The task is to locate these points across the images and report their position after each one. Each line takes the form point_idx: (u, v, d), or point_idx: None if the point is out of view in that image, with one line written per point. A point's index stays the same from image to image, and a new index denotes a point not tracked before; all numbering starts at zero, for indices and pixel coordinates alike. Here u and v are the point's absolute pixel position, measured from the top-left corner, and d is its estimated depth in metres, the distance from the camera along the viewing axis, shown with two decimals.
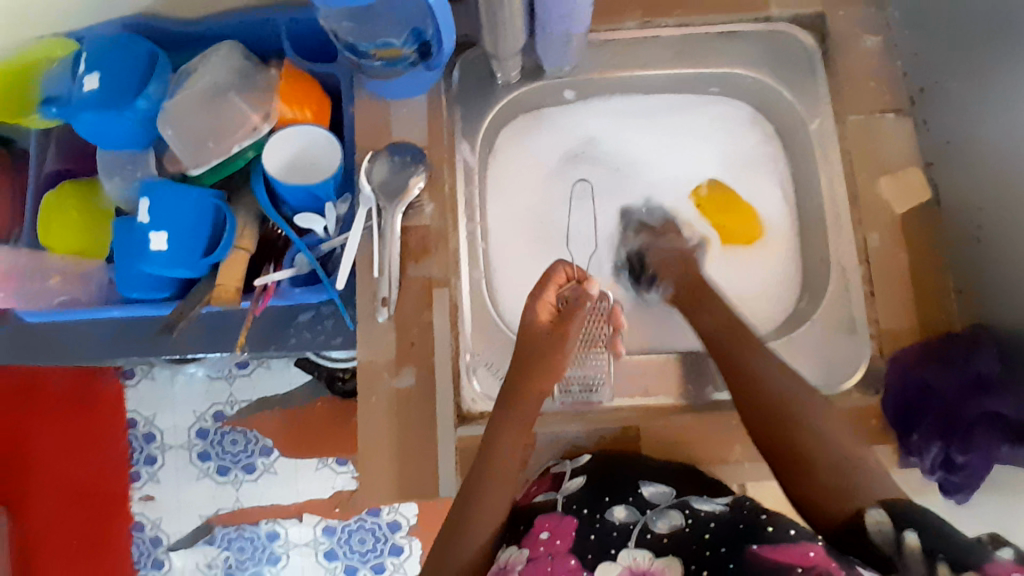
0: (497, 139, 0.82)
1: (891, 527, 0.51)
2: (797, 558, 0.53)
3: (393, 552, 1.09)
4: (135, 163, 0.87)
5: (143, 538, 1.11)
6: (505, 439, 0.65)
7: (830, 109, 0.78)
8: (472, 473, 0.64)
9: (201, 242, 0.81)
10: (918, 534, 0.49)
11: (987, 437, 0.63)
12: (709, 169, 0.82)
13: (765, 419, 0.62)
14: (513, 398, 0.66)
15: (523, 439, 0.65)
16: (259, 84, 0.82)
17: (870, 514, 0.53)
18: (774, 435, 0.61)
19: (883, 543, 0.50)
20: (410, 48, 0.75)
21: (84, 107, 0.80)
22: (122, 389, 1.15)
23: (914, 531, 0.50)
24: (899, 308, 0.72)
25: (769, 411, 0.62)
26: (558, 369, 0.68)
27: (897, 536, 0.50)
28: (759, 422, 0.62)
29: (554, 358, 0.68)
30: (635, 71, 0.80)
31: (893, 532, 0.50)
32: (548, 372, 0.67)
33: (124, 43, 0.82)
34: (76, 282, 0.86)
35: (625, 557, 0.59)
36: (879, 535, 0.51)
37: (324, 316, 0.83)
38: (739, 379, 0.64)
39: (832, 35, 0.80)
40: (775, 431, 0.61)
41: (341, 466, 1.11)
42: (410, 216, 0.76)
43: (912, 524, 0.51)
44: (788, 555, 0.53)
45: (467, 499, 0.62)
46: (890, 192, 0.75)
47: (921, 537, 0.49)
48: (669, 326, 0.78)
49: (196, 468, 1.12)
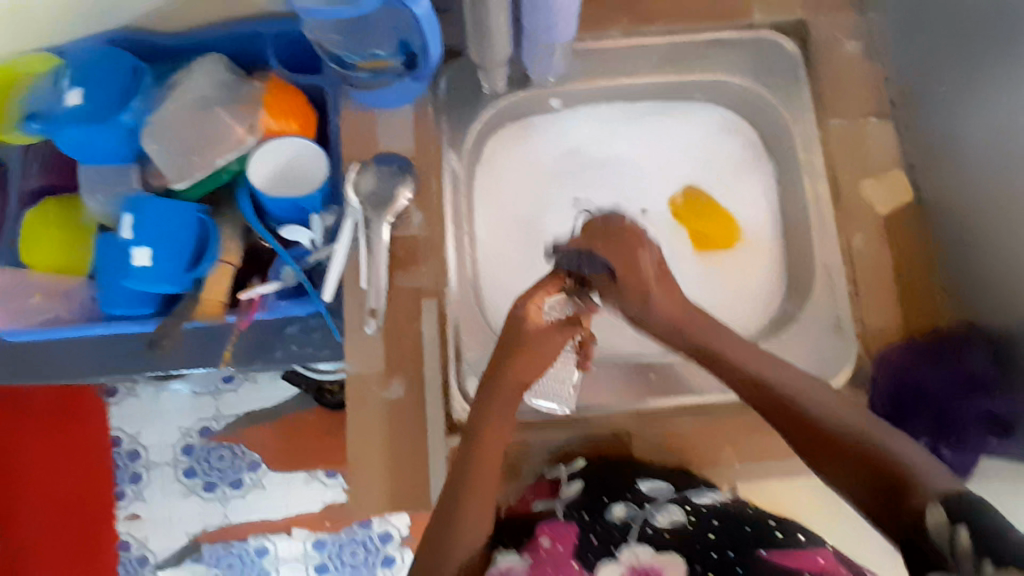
0: (485, 148, 0.82)
1: (945, 521, 0.44)
2: (806, 564, 0.55)
3: (386, 563, 1.08)
4: (118, 179, 0.85)
5: (129, 558, 1.09)
6: (491, 432, 0.62)
7: (814, 114, 0.79)
8: (457, 466, 0.62)
9: (185, 254, 0.80)
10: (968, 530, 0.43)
11: (976, 432, 0.65)
12: (692, 177, 0.82)
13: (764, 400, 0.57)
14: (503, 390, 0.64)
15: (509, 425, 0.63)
16: (245, 96, 0.81)
17: (931, 513, 0.45)
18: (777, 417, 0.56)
19: (940, 540, 0.44)
20: (396, 60, 0.76)
21: (68, 121, 0.78)
22: (105, 406, 1.13)
23: (966, 524, 0.43)
24: (885, 308, 0.73)
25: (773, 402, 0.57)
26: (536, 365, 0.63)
27: (949, 531, 0.44)
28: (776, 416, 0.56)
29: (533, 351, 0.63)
30: (623, 78, 0.81)
31: (948, 530, 0.44)
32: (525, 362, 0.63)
33: (107, 57, 0.81)
34: (59, 299, 0.85)
35: (627, 556, 0.60)
36: (933, 532, 0.45)
37: (312, 328, 0.81)
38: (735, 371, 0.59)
39: (815, 41, 0.81)
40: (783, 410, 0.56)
41: (331, 479, 1.10)
42: (398, 226, 0.76)
43: (968, 514, 0.44)
44: (795, 560, 0.56)
45: (455, 490, 0.60)
46: (871, 194, 0.76)
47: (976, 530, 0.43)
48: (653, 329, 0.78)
49: (182, 484, 1.10)
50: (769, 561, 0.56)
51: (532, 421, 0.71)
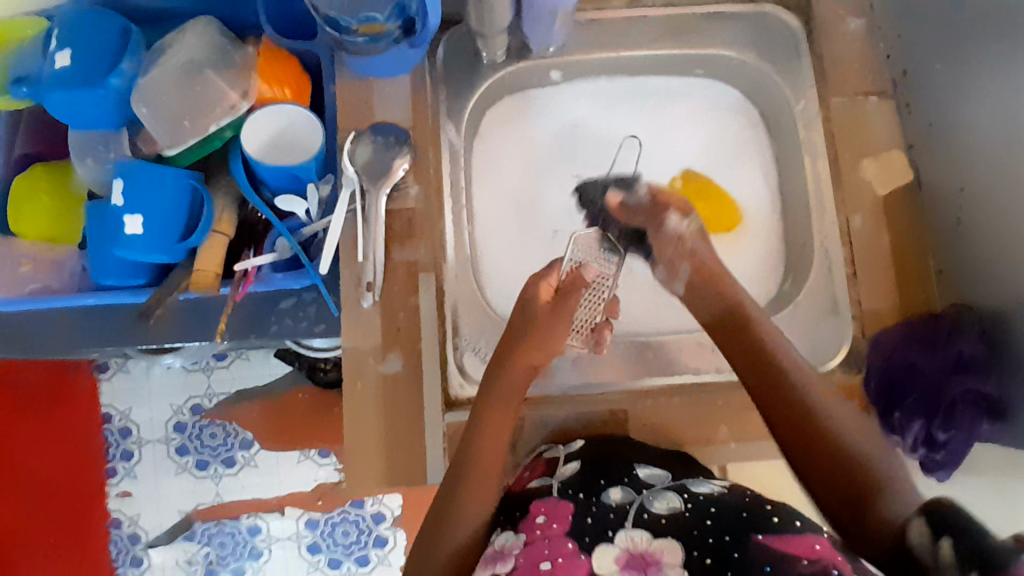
0: (482, 121, 0.81)
1: (929, 537, 0.51)
2: (803, 550, 0.55)
3: (378, 543, 1.08)
4: (108, 144, 0.84)
5: (121, 535, 1.08)
6: (495, 392, 0.67)
7: (815, 92, 0.78)
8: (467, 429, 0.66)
9: (177, 226, 0.79)
10: (952, 542, 0.49)
11: (968, 415, 0.64)
12: (689, 157, 0.81)
13: (755, 378, 0.65)
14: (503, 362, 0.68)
15: (513, 394, 0.67)
16: (236, 62, 0.80)
17: (913, 526, 0.53)
18: (770, 397, 0.64)
19: (922, 552, 0.50)
20: (393, 24, 0.75)
21: (55, 84, 0.78)
22: (96, 383, 1.11)
23: (950, 540, 0.49)
24: (882, 288, 0.73)
25: (763, 387, 0.65)
26: (548, 344, 0.68)
27: (933, 543, 0.50)
28: (765, 400, 0.65)
29: (546, 331, 0.68)
30: (621, 51, 0.80)
31: (930, 544, 0.50)
32: (540, 347, 0.68)
33: (97, 20, 0.80)
34: (47, 269, 0.83)
35: (621, 539, 0.59)
36: (918, 544, 0.51)
37: (306, 302, 0.80)
38: (746, 361, 0.66)
39: (818, 18, 0.80)
40: (774, 401, 0.64)
41: (324, 459, 1.10)
42: (395, 199, 0.75)
43: (949, 529, 0.50)
44: (795, 546, 0.55)
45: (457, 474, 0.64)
46: (872, 175, 0.76)
47: (958, 545, 0.49)
48: (637, 306, 0.76)
49: (174, 462, 1.10)
50: (767, 546, 0.56)
51: (531, 396, 0.71)
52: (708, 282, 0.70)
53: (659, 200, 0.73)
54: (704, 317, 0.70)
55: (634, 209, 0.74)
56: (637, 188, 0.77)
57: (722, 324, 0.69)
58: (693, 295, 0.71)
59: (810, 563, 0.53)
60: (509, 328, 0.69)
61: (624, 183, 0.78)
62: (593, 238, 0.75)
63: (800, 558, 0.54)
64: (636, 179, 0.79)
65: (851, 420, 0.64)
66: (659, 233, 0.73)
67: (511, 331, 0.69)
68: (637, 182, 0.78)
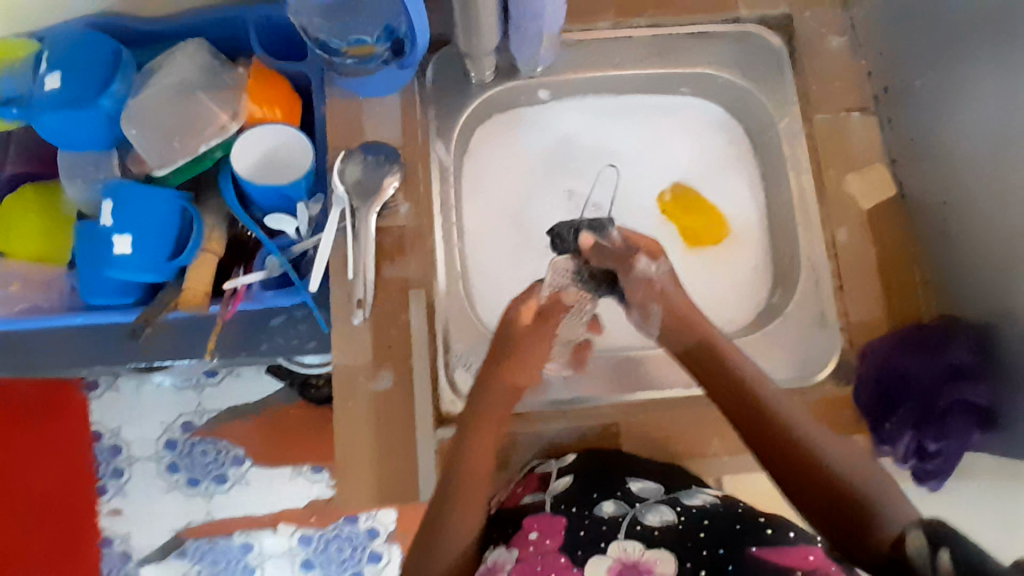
0: (471, 139, 0.82)
1: (926, 548, 0.47)
2: (797, 561, 0.55)
3: (372, 559, 1.08)
4: (97, 164, 0.84)
5: (111, 554, 1.08)
6: (489, 409, 0.68)
7: (799, 108, 0.79)
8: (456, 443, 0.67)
9: (168, 244, 0.79)
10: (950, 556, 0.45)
11: (961, 424, 0.63)
12: (677, 172, 0.82)
13: (733, 399, 0.66)
14: (489, 380, 0.69)
15: (499, 412, 0.68)
16: (227, 83, 0.81)
17: (910, 539, 0.49)
18: (744, 416, 0.65)
19: (919, 564, 0.47)
20: (382, 46, 0.76)
21: (46, 108, 0.78)
22: (85, 400, 1.10)
23: (948, 553, 0.46)
24: (869, 300, 0.75)
25: (738, 408, 0.66)
26: (533, 365, 0.71)
27: (932, 555, 0.46)
28: (737, 420, 0.66)
29: (530, 350, 0.71)
30: (609, 70, 0.81)
31: (928, 555, 0.47)
32: (524, 369, 0.70)
33: (87, 40, 0.79)
34: (37, 288, 0.83)
35: (615, 549, 0.59)
36: (914, 556, 0.48)
37: (297, 320, 0.80)
38: (726, 382, 0.67)
39: (800, 36, 0.82)
40: (750, 419, 0.65)
41: (316, 474, 1.09)
42: (385, 216, 0.75)
43: (950, 543, 0.47)
44: (788, 557, 0.55)
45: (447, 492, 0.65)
46: (856, 189, 0.77)
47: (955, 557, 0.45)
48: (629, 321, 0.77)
49: (165, 480, 1.09)
50: (760, 558, 0.56)
51: (529, 411, 0.71)
52: (689, 326, 0.70)
53: (632, 244, 0.74)
54: (681, 345, 0.70)
55: (607, 252, 0.74)
56: (610, 236, 0.75)
57: (696, 348, 0.70)
58: (674, 328, 0.71)
59: (803, 574, 0.54)
60: (493, 345, 0.71)
61: (596, 227, 0.76)
62: (570, 264, 0.77)
63: (794, 568, 0.54)
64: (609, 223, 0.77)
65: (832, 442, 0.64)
66: (629, 277, 0.74)
67: (494, 350, 0.71)
68: (609, 228, 0.76)
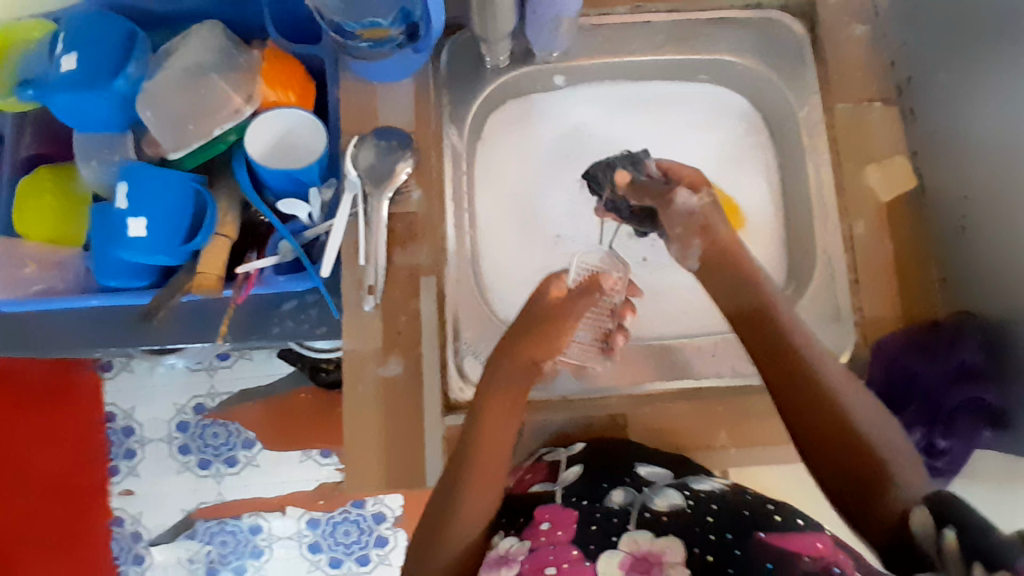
0: (485, 125, 0.81)
1: (932, 526, 0.51)
2: (803, 546, 0.56)
3: (379, 543, 1.09)
4: (111, 146, 0.84)
5: (123, 533, 1.09)
6: (495, 391, 0.67)
7: (819, 98, 0.78)
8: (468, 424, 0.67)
9: (181, 228, 0.79)
10: (956, 533, 0.50)
11: (968, 424, 0.63)
12: (692, 161, 0.81)
13: (771, 355, 0.64)
14: (510, 359, 0.69)
15: (512, 395, 0.68)
16: (240, 65, 0.80)
17: (915, 514, 0.52)
18: (784, 373, 0.63)
19: (924, 542, 0.51)
20: (396, 30, 0.75)
21: (61, 86, 0.78)
22: (99, 382, 1.12)
23: (953, 530, 0.50)
24: (885, 296, 0.73)
25: (780, 364, 0.63)
26: (552, 347, 0.69)
27: (937, 533, 0.50)
28: (780, 379, 0.63)
29: (552, 330, 0.69)
30: (625, 56, 0.80)
31: (934, 534, 0.50)
32: (543, 345, 0.69)
33: (103, 23, 0.80)
34: (51, 270, 0.84)
35: (627, 543, 0.58)
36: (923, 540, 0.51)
37: (308, 304, 0.81)
38: (769, 344, 0.64)
39: (822, 24, 0.80)
40: (790, 371, 0.62)
41: (326, 459, 1.10)
42: (397, 203, 0.75)
43: (952, 519, 0.51)
44: (793, 542, 0.56)
45: (460, 470, 0.64)
46: (876, 182, 0.76)
47: (962, 537, 0.50)
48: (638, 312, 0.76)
49: (177, 461, 1.10)
50: (768, 542, 0.56)
51: (535, 401, 0.71)
52: (722, 268, 0.71)
53: (669, 179, 0.72)
54: (735, 305, 0.69)
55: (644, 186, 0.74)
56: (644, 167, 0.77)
57: (742, 312, 0.68)
58: (718, 284, 0.71)
59: (810, 558, 0.54)
60: (517, 325, 0.71)
61: (633, 162, 0.78)
62: (598, 257, 0.77)
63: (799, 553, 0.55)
64: (645, 156, 0.79)
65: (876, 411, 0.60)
66: (668, 212, 0.72)
67: (521, 328, 0.70)
68: (646, 160, 0.78)
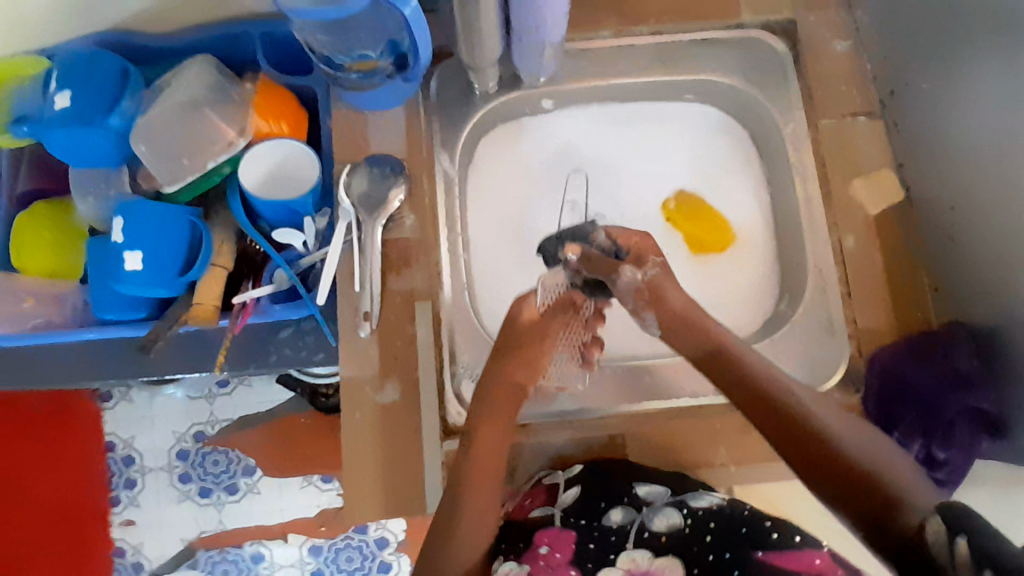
0: (476, 151, 0.82)
1: (943, 531, 0.46)
2: (802, 565, 0.57)
3: (382, 569, 1.08)
4: (109, 182, 0.86)
5: (124, 563, 1.09)
6: (483, 421, 0.66)
7: (803, 114, 0.79)
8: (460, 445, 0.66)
9: (177, 260, 0.80)
10: (966, 540, 0.44)
11: (967, 432, 0.65)
12: (681, 179, 0.82)
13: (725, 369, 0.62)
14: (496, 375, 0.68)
15: (507, 405, 0.67)
16: (232, 99, 0.82)
17: (929, 523, 0.47)
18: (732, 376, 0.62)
19: (938, 551, 0.45)
20: (385, 61, 0.76)
21: (56, 124, 0.79)
22: (98, 412, 1.12)
23: (965, 536, 0.44)
24: (877, 307, 0.73)
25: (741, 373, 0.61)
26: (535, 368, 0.69)
27: (948, 541, 0.45)
28: (744, 408, 0.61)
29: (531, 352, 0.69)
30: (611, 78, 0.81)
31: (945, 541, 0.45)
32: (528, 368, 0.69)
33: (96, 60, 0.80)
34: (50, 303, 0.85)
35: (624, 561, 0.62)
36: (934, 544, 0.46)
37: (305, 332, 0.81)
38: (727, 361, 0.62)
39: (802, 41, 0.82)
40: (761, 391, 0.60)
41: (326, 484, 1.09)
42: (390, 229, 0.76)
43: (963, 525, 0.45)
44: (792, 561, 0.58)
45: (459, 487, 0.64)
46: (862, 194, 0.77)
47: (972, 542, 0.44)
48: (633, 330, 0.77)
49: (177, 490, 1.10)
50: (766, 563, 0.58)
51: (529, 423, 0.71)
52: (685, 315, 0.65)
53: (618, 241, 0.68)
54: (693, 345, 0.64)
55: (595, 259, 0.67)
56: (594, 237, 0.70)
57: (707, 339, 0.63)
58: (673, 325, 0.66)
59: None
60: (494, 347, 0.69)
61: (579, 234, 0.73)
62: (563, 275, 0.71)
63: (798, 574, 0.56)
64: (591, 228, 0.74)
65: (859, 431, 0.57)
66: (616, 287, 0.67)
67: (499, 349, 0.69)
68: (595, 230, 0.71)
